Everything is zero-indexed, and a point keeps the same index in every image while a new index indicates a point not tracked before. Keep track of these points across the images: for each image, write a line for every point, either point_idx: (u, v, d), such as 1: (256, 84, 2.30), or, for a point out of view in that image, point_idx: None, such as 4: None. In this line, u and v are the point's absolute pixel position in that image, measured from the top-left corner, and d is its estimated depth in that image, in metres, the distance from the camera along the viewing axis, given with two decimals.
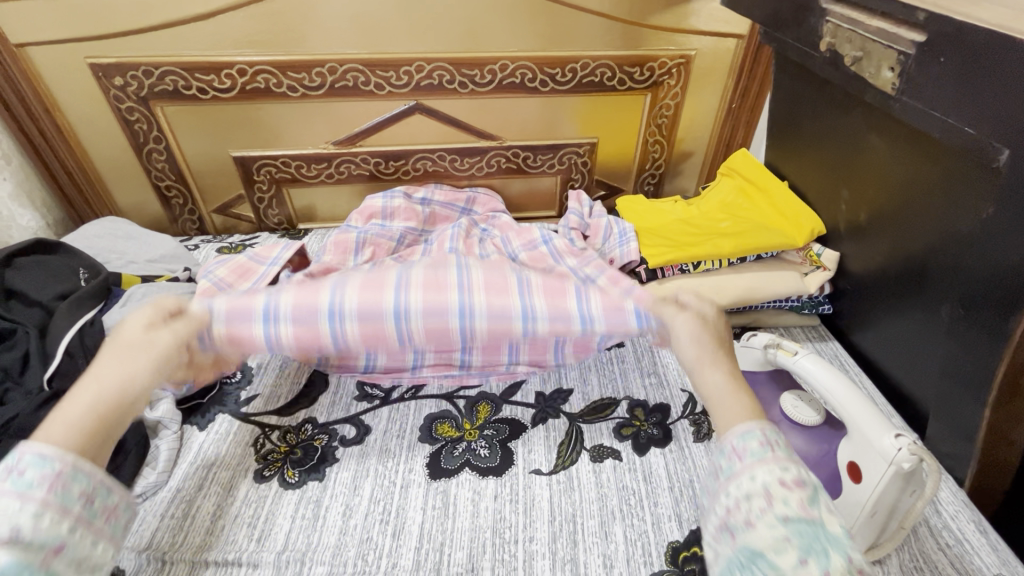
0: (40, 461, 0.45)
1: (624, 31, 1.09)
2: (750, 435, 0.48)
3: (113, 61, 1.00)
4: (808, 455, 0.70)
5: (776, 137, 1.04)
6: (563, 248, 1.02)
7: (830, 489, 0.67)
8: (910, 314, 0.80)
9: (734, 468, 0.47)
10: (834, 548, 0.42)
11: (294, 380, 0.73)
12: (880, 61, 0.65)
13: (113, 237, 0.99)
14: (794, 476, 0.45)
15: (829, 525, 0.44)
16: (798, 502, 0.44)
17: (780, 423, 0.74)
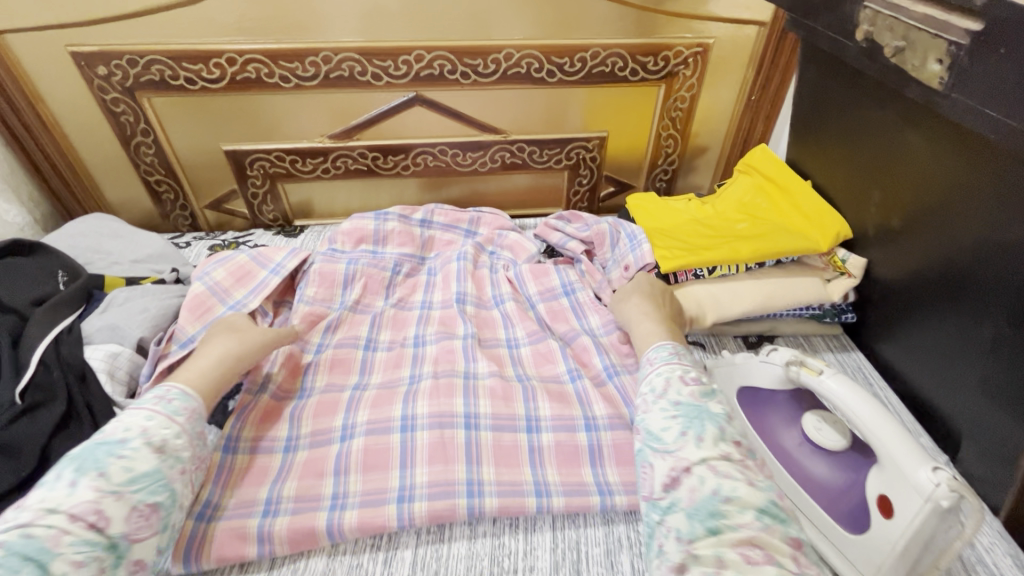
0: (182, 396, 0.66)
1: (638, 18, 1.02)
2: (661, 349, 0.72)
3: (96, 49, 0.95)
4: (832, 483, 0.66)
5: (799, 132, 0.97)
6: (586, 302, 0.98)
7: (858, 522, 0.62)
8: (946, 328, 0.73)
9: (646, 371, 0.70)
10: (709, 420, 0.61)
11: (274, 508, 0.69)
12: (926, 53, 0.58)
13: (98, 235, 0.95)
14: (692, 376, 0.67)
15: (711, 407, 0.63)
16: (690, 392, 0.64)
17: (802, 446, 0.69)
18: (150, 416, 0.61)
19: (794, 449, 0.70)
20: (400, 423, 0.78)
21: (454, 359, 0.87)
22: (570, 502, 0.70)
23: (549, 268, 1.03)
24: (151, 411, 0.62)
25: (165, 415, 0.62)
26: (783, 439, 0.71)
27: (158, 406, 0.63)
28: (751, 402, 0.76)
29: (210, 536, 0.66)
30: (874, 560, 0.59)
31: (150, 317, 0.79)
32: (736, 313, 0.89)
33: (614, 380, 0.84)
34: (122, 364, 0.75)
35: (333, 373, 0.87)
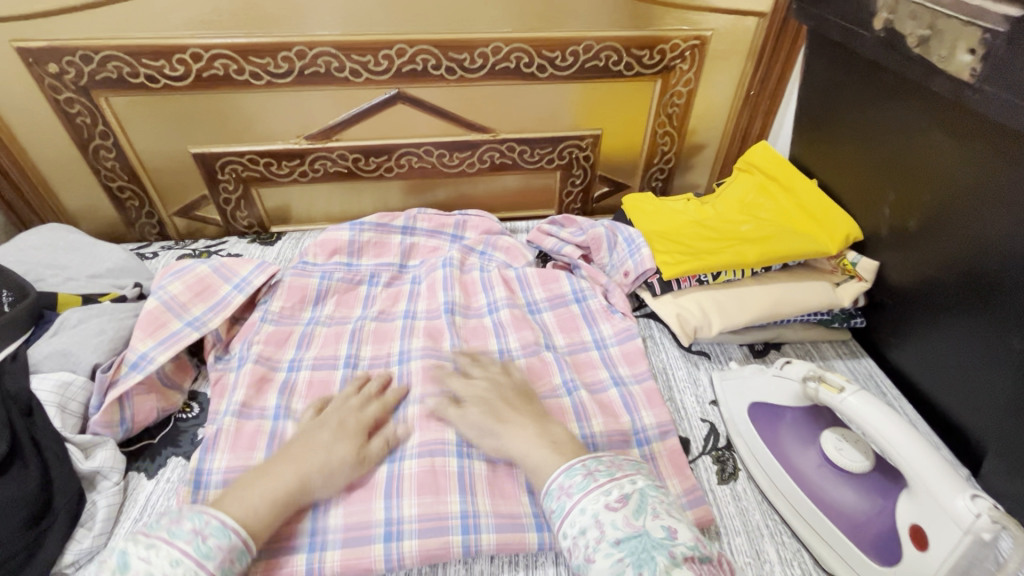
0: (221, 530, 0.55)
1: (633, 9, 0.96)
2: (575, 470, 0.57)
3: (44, 44, 0.87)
4: (857, 509, 0.60)
5: (803, 129, 0.92)
6: (598, 310, 0.93)
7: (888, 553, 0.57)
8: (968, 339, 0.69)
9: (566, 506, 0.55)
10: (658, 550, 0.49)
11: None
12: (956, 42, 0.53)
13: (51, 247, 0.87)
14: (617, 496, 0.54)
15: (653, 531, 0.51)
16: (626, 522, 0.52)
17: (821, 468, 0.65)
18: (178, 561, 0.51)
19: (810, 470, 0.65)
20: (387, 455, 0.71)
21: (443, 380, 0.80)
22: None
23: (559, 273, 0.98)
24: (183, 554, 0.52)
25: (194, 559, 0.52)
26: (797, 458, 0.66)
27: (189, 544, 0.53)
28: (762, 418, 0.71)
29: None
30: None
31: (108, 340, 0.72)
32: (743, 321, 0.84)
33: (621, 390, 0.80)
34: (75, 395, 0.68)
35: (308, 395, 0.80)
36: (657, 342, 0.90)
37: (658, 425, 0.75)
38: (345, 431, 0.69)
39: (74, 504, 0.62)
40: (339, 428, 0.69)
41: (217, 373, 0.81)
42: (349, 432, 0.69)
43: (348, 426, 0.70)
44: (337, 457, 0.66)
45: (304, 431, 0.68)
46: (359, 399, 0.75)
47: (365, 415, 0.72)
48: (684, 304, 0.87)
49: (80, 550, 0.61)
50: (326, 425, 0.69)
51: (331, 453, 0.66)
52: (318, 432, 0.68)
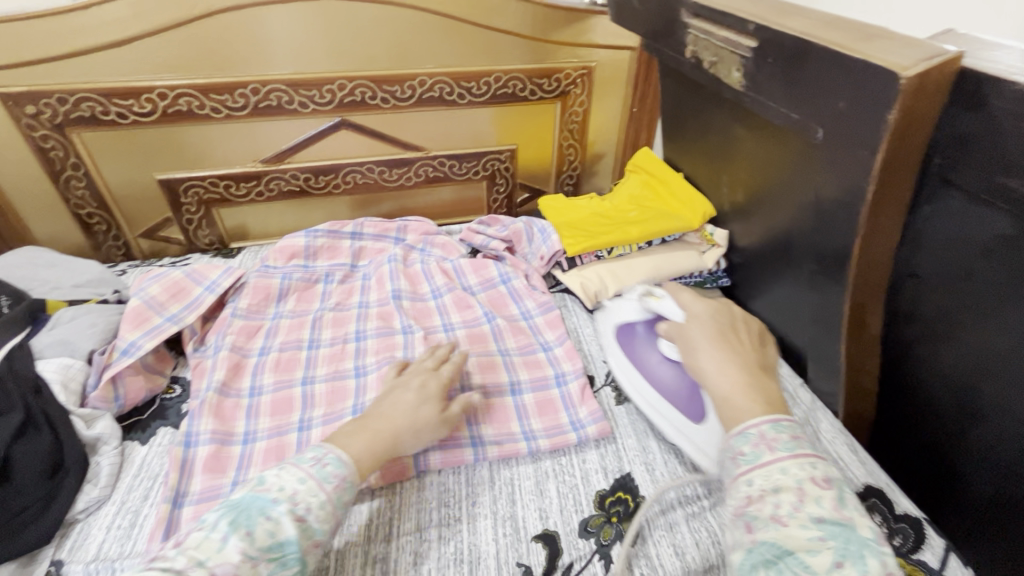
0: (338, 462, 0.64)
1: (531, 47, 1.20)
2: (747, 436, 0.61)
3: (23, 89, 1.00)
4: (683, 385, 0.81)
5: (668, 134, 1.18)
6: (522, 289, 1.11)
7: (704, 410, 0.78)
8: (787, 277, 0.93)
9: (762, 456, 0.58)
10: (868, 552, 0.49)
11: (239, 490, 0.76)
12: (730, 65, 0.78)
13: (33, 265, 0.98)
14: (821, 474, 0.56)
15: (859, 527, 0.52)
16: (829, 504, 0.53)
17: (660, 361, 0.85)
18: (303, 479, 0.61)
19: (655, 361, 0.85)
20: (351, 410, 0.87)
21: (394, 349, 0.97)
22: (504, 449, 0.82)
23: (488, 262, 1.17)
24: (305, 473, 0.61)
25: (316, 481, 0.61)
26: (646, 356, 0.87)
27: (312, 468, 0.62)
28: (624, 335, 0.92)
29: (183, 520, 0.72)
30: (715, 440, 0.76)
31: (99, 330, 0.86)
32: (632, 284, 1.07)
33: (546, 352, 0.98)
34: (75, 374, 0.80)
35: (278, 371, 0.94)
36: (569, 309, 1.10)
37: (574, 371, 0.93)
38: (427, 393, 0.76)
39: (81, 463, 0.74)
40: (421, 389, 0.76)
41: (195, 360, 0.94)
42: (431, 396, 0.75)
43: (429, 390, 0.76)
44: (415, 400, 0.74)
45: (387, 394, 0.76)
46: (433, 360, 0.82)
47: (442, 376, 0.79)
48: (587, 274, 1.09)
49: (90, 499, 0.72)
50: (410, 385, 0.76)
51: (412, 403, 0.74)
52: (403, 393, 0.75)
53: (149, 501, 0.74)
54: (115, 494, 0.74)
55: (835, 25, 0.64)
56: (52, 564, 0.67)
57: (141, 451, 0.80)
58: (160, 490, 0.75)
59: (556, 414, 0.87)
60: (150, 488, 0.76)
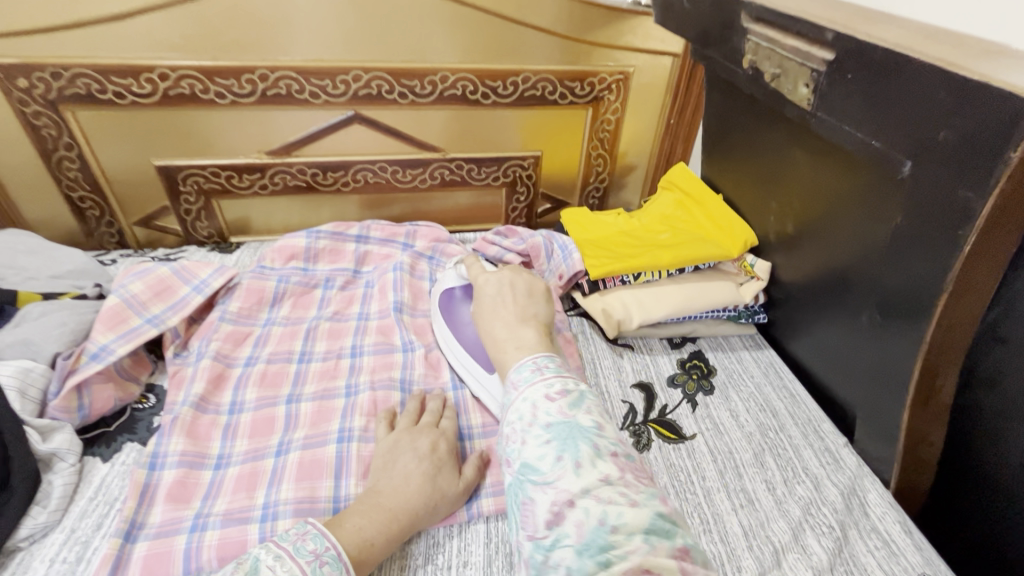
0: (336, 563, 0.55)
1: (565, 46, 1.10)
2: (524, 367, 0.65)
3: (15, 61, 0.92)
4: (473, 338, 0.87)
5: (709, 151, 1.07)
6: None
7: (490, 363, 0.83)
8: (839, 322, 0.83)
9: (513, 396, 0.62)
10: (584, 438, 0.54)
11: (203, 523, 0.67)
12: (796, 79, 0.67)
13: (13, 251, 0.91)
14: (557, 390, 0.60)
15: (582, 421, 0.56)
16: (558, 410, 0.57)
17: (467, 320, 0.90)
18: None
19: (465, 321, 0.89)
20: (336, 435, 0.77)
21: (391, 369, 0.88)
22: (500, 501, 0.72)
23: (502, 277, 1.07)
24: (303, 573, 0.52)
25: None
26: (459, 316, 0.90)
27: (309, 565, 0.54)
28: (447, 300, 0.93)
29: (134, 557, 0.63)
30: (498, 390, 0.80)
31: (69, 331, 0.78)
32: (660, 316, 0.96)
33: None
34: (35, 380, 0.72)
35: (263, 386, 0.86)
36: (588, 337, 1.00)
37: None
38: (438, 458, 0.70)
39: (30, 483, 0.66)
40: (433, 454, 0.70)
41: (174, 367, 0.86)
42: (442, 462, 0.70)
43: (440, 454, 0.71)
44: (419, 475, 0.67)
45: (394, 453, 0.70)
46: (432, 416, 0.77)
47: (450, 436, 0.75)
48: (610, 301, 0.98)
49: (36, 525, 0.64)
50: (416, 447, 0.71)
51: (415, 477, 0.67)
52: (412, 457, 0.69)
53: (101, 529, 0.66)
54: (65, 519, 0.67)
55: (935, 39, 0.53)
56: None
57: (102, 469, 0.73)
58: (115, 519, 0.67)
59: None
60: (104, 514, 0.68)
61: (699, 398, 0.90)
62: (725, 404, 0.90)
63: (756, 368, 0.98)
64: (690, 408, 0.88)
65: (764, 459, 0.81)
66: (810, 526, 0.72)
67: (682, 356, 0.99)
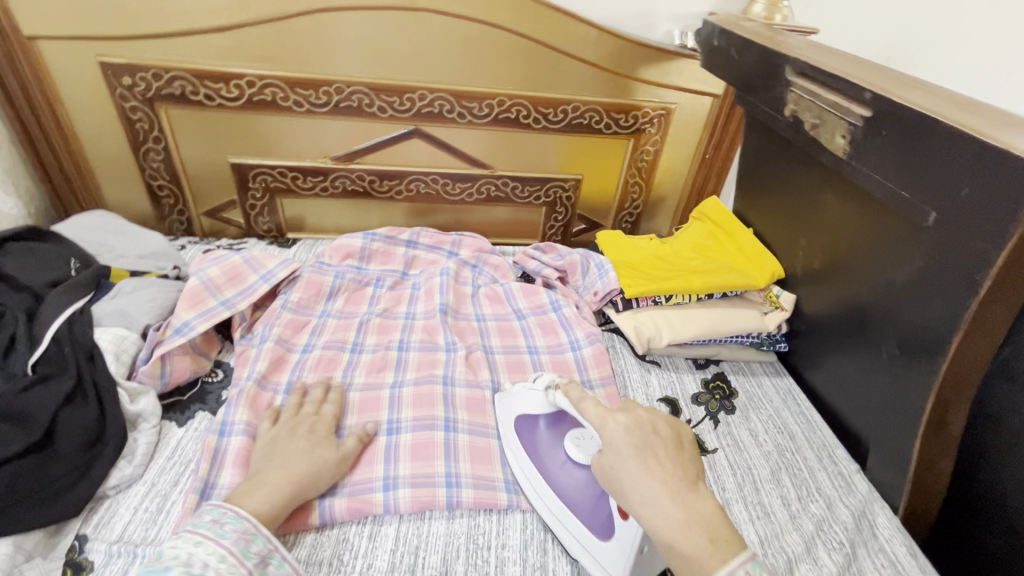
0: (236, 518, 0.62)
1: (614, 81, 1.19)
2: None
3: (124, 61, 1.02)
4: (583, 493, 0.71)
5: (742, 187, 1.15)
6: (573, 317, 1.09)
7: (606, 528, 0.67)
8: (857, 355, 0.89)
9: None
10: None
11: None
12: (834, 130, 0.75)
13: (103, 229, 1.00)
14: None
15: None
16: None
17: (565, 463, 0.75)
18: (199, 541, 0.58)
19: (560, 463, 0.75)
20: (387, 425, 0.85)
21: (435, 366, 0.95)
22: None
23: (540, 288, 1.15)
24: (202, 535, 0.59)
25: (214, 540, 0.59)
26: (551, 458, 0.76)
27: (210, 530, 0.60)
28: (528, 434, 0.79)
29: None
30: (618, 564, 0.64)
31: (157, 305, 0.86)
32: (687, 337, 1.03)
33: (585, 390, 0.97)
34: (129, 346, 0.80)
35: (319, 371, 0.93)
36: (617, 351, 1.07)
37: None
38: (317, 437, 0.77)
39: (119, 436, 0.73)
40: (310, 435, 0.77)
41: (241, 346, 0.94)
42: (321, 440, 0.76)
43: (318, 433, 0.78)
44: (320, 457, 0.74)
45: (275, 446, 0.74)
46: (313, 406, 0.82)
47: (326, 420, 0.81)
48: (641, 319, 1.05)
49: (123, 476, 0.72)
50: (296, 434, 0.76)
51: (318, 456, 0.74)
52: (293, 441, 0.75)
53: (177, 486, 0.73)
54: (148, 473, 0.74)
55: (961, 108, 0.60)
56: (75, 538, 0.65)
57: (178, 432, 0.80)
58: (190, 478, 0.74)
59: None
60: (179, 472, 0.75)
61: (721, 416, 0.96)
62: (745, 424, 0.95)
63: (775, 394, 1.04)
64: (712, 424, 0.94)
65: (781, 477, 0.87)
66: (821, 540, 0.78)
67: (706, 376, 1.05)
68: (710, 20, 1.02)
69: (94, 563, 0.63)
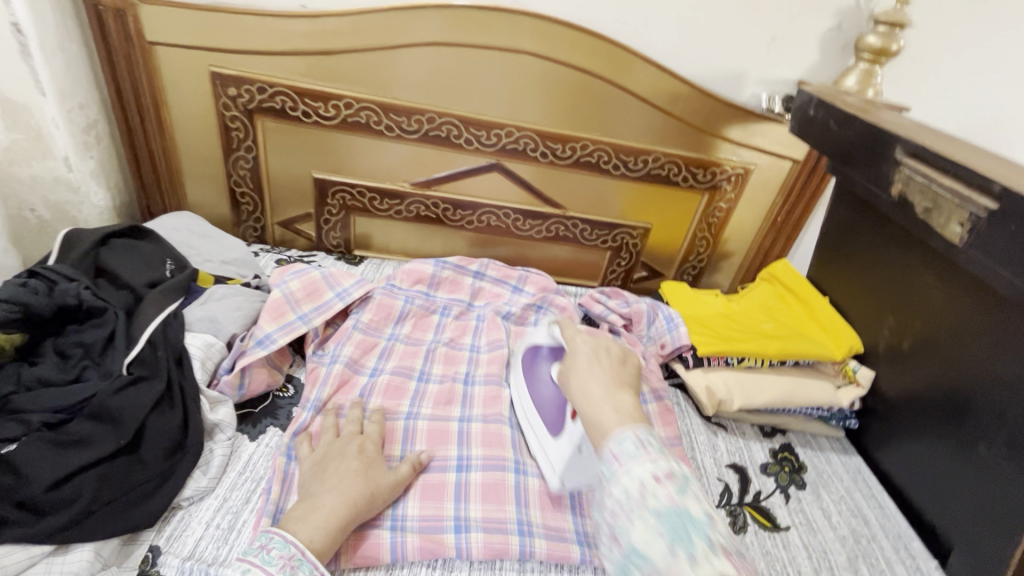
0: (283, 543, 0.61)
1: (699, 137, 1.19)
2: (625, 438, 0.54)
3: (233, 73, 1.06)
4: (551, 397, 0.85)
5: (822, 256, 1.15)
6: (640, 368, 1.07)
7: (557, 428, 0.82)
8: (945, 446, 0.85)
9: (614, 473, 0.53)
10: (697, 531, 0.48)
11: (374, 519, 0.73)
12: (950, 216, 0.75)
13: (190, 232, 1.02)
14: (665, 470, 0.52)
15: (693, 511, 0.50)
16: (666, 494, 0.50)
17: (550, 377, 0.87)
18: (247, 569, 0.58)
19: (544, 379, 0.87)
20: (455, 462, 0.83)
21: (501, 404, 0.93)
22: None
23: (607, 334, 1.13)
24: (250, 564, 0.58)
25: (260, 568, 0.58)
26: (540, 374, 0.88)
27: (256, 557, 0.59)
28: (530, 356, 0.92)
29: None
30: (562, 457, 0.79)
31: (243, 314, 0.87)
32: (759, 403, 1.00)
33: None
34: (214, 354, 0.80)
35: (387, 398, 0.91)
36: (683, 410, 1.05)
37: None
38: (368, 458, 0.75)
39: (197, 447, 0.71)
40: (361, 455, 0.75)
41: (312, 364, 0.93)
42: (372, 461, 0.75)
43: (368, 454, 0.76)
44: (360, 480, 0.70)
45: (325, 465, 0.72)
46: (356, 426, 0.81)
47: (374, 438, 0.79)
48: (713, 378, 1.03)
49: (197, 488, 0.70)
50: (348, 454, 0.74)
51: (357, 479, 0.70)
52: (343, 462, 0.73)
53: (248, 503, 0.71)
54: (220, 488, 0.72)
55: None
56: (148, 549, 0.63)
57: (251, 447, 0.78)
58: (260, 498, 0.72)
59: None
60: (250, 489, 0.73)
61: (792, 491, 0.93)
62: (817, 502, 0.92)
63: (845, 472, 0.99)
64: (783, 499, 0.91)
65: (858, 566, 0.82)
66: None
67: (774, 446, 1.01)
68: (807, 90, 1.02)
69: None
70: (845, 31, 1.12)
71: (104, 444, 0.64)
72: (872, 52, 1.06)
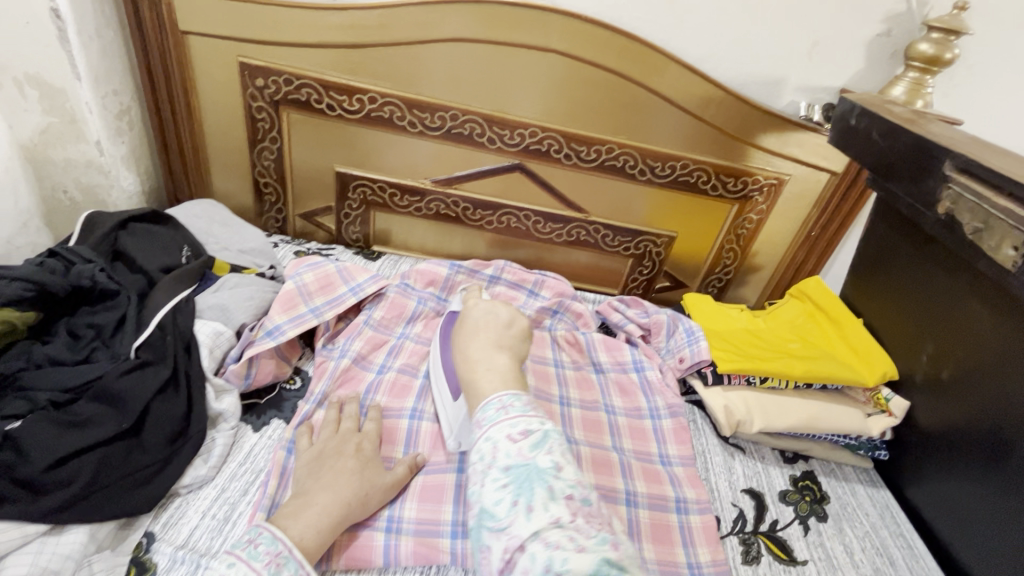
0: (271, 540, 0.59)
1: (731, 145, 1.14)
2: (491, 405, 0.59)
3: (261, 64, 1.07)
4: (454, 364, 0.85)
5: (860, 275, 1.09)
6: (656, 382, 1.04)
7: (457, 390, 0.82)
8: (985, 487, 0.78)
9: (478, 436, 0.56)
10: (539, 481, 0.50)
11: (394, 526, 0.71)
12: (1002, 238, 0.69)
13: (211, 220, 1.03)
14: (520, 429, 0.55)
15: (540, 462, 0.51)
16: (518, 451, 0.53)
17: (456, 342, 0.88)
18: (232, 563, 0.55)
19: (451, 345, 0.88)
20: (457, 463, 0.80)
21: None
22: None
23: (623, 344, 1.10)
24: (236, 558, 0.56)
25: (245, 561, 0.56)
26: (448, 341, 0.89)
27: (243, 551, 0.57)
28: (445, 324, 0.93)
29: None
30: (457, 415, 0.79)
31: (255, 305, 0.87)
32: (781, 427, 0.95)
33: (667, 468, 0.90)
34: (222, 343, 0.81)
35: (393, 397, 0.89)
36: (698, 428, 1.01)
37: (712, 563, 0.76)
38: (365, 457, 0.74)
39: (200, 438, 0.71)
40: (358, 453, 0.74)
41: (321, 358, 0.92)
42: (368, 459, 0.73)
43: (365, 453, 0.74)
44: (353, 482, 0.69)
45: (322, 462, 0.71)
46: (354, 422, 0.79)
47: (372, 437, 0.78)
48: (732, 398, 0.98)
49: (196, 477, 0.70)
50: (345, 453, 0.73)
51: (352, 482, 0.69)
52: (340, 460, 0.72)
53: (244, 494, 0.71)
54: (219, 479, 0.71)
55: None
56: (144, 534, 0.64)
57: (254, 439, 0.78)
58: (257, 491, 0.71)
59: (673, 547, 0.77)
60: (247, 480, 0.72)
61: (811, 522, 0.87)
62: (839, 537, 0.86)
63: (871, 507, 0.93)
64: (802, 531, 0.85)
65: None
66: None
67: (795, 473, 0.96)
68: (850, 98, 0.96)
69: (158, 566, 0.61)
70: (895, 37, 1.06)
71: (105, 426, 0.64)
72: (923, 60, 1.00)
